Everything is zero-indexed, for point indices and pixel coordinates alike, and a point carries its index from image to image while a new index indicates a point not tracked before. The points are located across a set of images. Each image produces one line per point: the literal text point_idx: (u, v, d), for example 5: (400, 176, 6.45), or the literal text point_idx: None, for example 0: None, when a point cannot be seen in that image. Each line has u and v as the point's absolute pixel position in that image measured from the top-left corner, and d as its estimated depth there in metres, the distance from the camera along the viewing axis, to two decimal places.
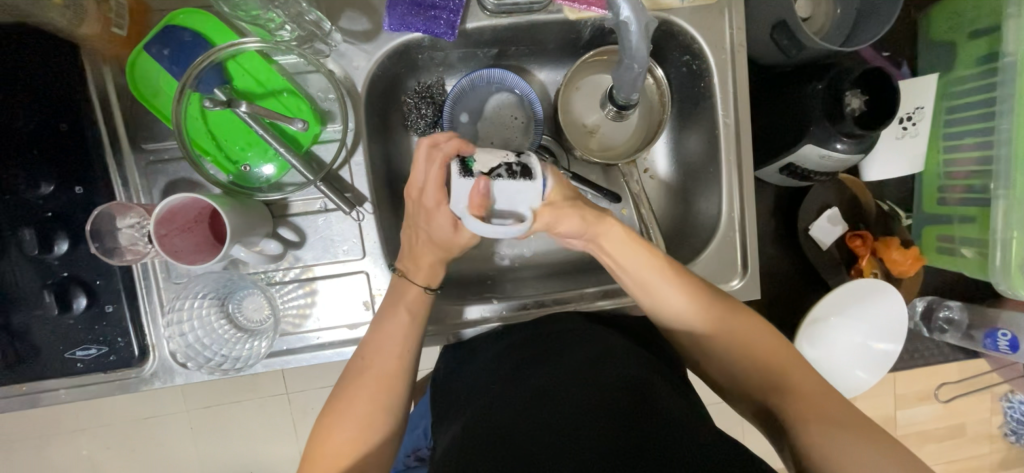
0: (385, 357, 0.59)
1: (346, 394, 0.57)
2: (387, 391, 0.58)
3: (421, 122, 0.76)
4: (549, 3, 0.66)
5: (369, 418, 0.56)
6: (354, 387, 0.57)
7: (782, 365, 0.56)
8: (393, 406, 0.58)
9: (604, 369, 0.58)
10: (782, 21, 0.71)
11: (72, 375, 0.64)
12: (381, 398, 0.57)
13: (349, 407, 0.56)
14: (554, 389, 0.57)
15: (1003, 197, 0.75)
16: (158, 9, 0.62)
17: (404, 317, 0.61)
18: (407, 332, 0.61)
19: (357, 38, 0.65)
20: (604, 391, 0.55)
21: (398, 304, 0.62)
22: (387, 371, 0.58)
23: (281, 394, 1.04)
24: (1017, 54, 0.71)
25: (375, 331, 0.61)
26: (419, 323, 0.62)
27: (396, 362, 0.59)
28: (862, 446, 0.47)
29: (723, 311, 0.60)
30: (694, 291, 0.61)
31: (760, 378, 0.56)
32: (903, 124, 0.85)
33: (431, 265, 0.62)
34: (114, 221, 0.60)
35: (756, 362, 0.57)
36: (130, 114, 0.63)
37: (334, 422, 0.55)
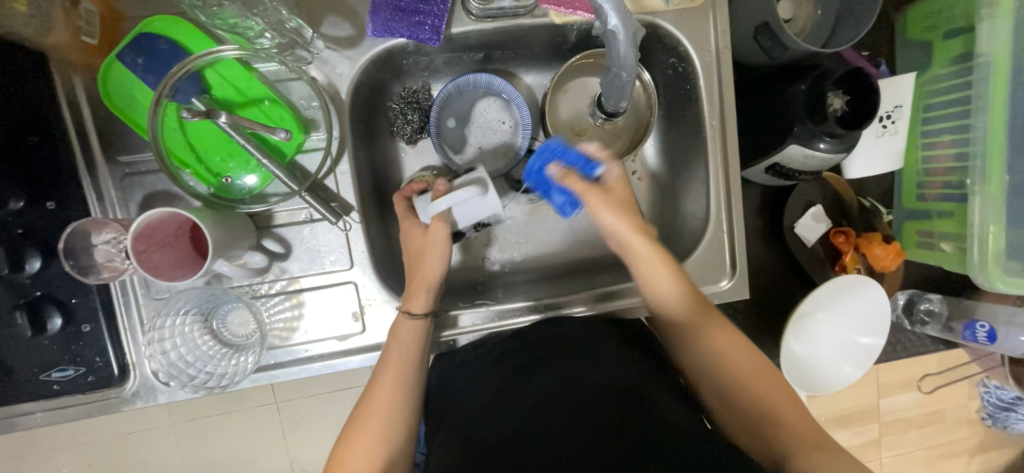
0: (389, 388, 0.59)
1: (354, 430, 0.57)
2: (391, 423, 0.57)
3: (407, 128, 0.75)
4: (535, 7, 0.65)
5: (375, 449, 0.55)
6: (363, 420, 0.57)
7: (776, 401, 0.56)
8: (399, 436, 0.57)
9: (602, 378, 0.58)
10: (766, 23, 0.72)
11: (49, 397, 0.62)
12: (383, 427, 0.57)
13: (358, 441, 0.56)
14: (553, 403, 0.56)
15: (978, 194, 0.77)
16: (132, 16, 0.60)
17: (402, 348, 0.61)
18: (411, 363, 0.61)
19: (340, 44, 0.63)
20: (604, 402, 0.55)
21: (393, 339, 0.62)
22: (393, 401, 0.58)
23: (269, 403, 1.02)
24: (992, 54, 0.73)
25: (380, 363, 0.61)
26: (415, 352, 0.62)
27: (395, 390, 0.59)
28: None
29: (718, 332, 0.61)
30: (698, 300, 0.64)
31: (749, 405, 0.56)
32: (882, 122, 0.87)
33: (421, 293, 0.63)
34: (89, 238, 0.58)
35: (749, 390, 0.57)
36: (103, 125, 0.61)
37: (344, 456, 0.55)
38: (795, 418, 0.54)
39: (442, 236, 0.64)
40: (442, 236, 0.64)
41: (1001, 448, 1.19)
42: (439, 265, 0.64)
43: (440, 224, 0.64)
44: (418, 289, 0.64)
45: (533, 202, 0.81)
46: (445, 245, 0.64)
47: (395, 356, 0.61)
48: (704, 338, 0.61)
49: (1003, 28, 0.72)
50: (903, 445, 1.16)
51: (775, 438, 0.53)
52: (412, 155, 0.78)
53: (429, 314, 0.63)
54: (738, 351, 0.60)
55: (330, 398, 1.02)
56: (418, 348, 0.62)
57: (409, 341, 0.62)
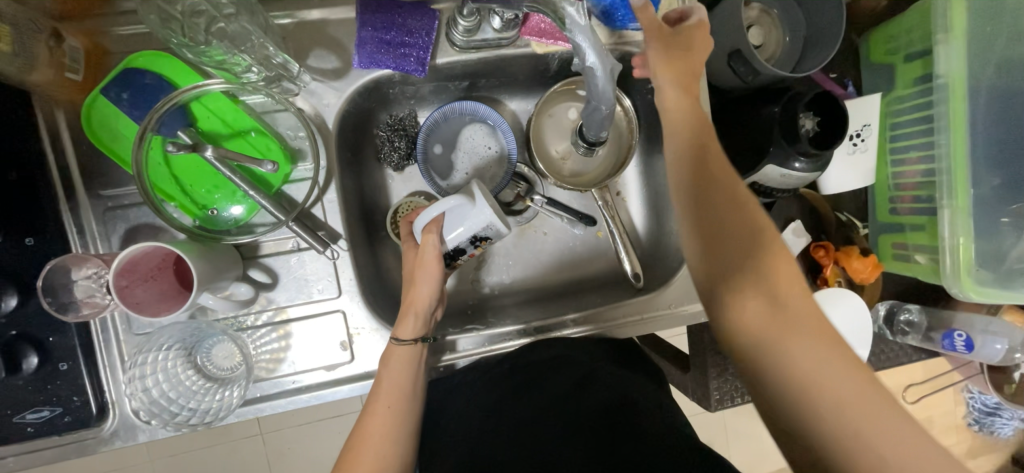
0: (381, 421, 0.57)
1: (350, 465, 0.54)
2: (383, 458, 0.55)
3: (394, 155, 0.76)
4: (517, 38, 0.67)
5: None
6: (357, 456, 0.55)
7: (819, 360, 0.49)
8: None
9: (590, 400, 0.61)
10: (738, 50, 0.75)
11: (21, 441, 0.59)
12: (381, 458, 0.55)
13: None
14: (538, 433, 0.59)
15: (947, 207, 0.80)
16: (117, 52, 0.60)
17: (393, 375, 0.61)
18: (404, 396, 0.60)
19: (326, 75, 0.65)
20: (585, 422, 0.59)
21: (383, 370, 0.61)
22: (386, 434, 0.57)
23: (254, 435, 0.99)
24: (949, 77, 0.77)
25: (371, 396, 0.60)
26: (408, 377, 0.61)
27: (389, 420, 0.58)
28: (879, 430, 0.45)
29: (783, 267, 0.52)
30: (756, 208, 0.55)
31: (785, 347, 0.49)
32: (852, 140, 0.90)
33: (409, 319, 0.63)
34: (69, 274, 0.57)
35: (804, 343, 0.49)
36: (86, 160, 0.60)
37: None
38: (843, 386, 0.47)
39: (433, 260, 0.63)
40: (433, 253, 0.62)
41: (990, 453, 1.20)
42: (431, 292, 0.63)
43: (431, 239, 0.62)
44: (407, 314, 0.63)
45: (521, 224, 0.82)
46: (437, 269, 0.63)
47: (386, 388, 0.60)
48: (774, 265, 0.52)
49: (957, 53, 0.77)
50: None
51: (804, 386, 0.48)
52: (399, 181, 0.79)
53: (420, 340, 0.63)
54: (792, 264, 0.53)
55: (318, 427, 1.00)
56: (410, 379, 0.62)
57: (402, 371, 0.61)
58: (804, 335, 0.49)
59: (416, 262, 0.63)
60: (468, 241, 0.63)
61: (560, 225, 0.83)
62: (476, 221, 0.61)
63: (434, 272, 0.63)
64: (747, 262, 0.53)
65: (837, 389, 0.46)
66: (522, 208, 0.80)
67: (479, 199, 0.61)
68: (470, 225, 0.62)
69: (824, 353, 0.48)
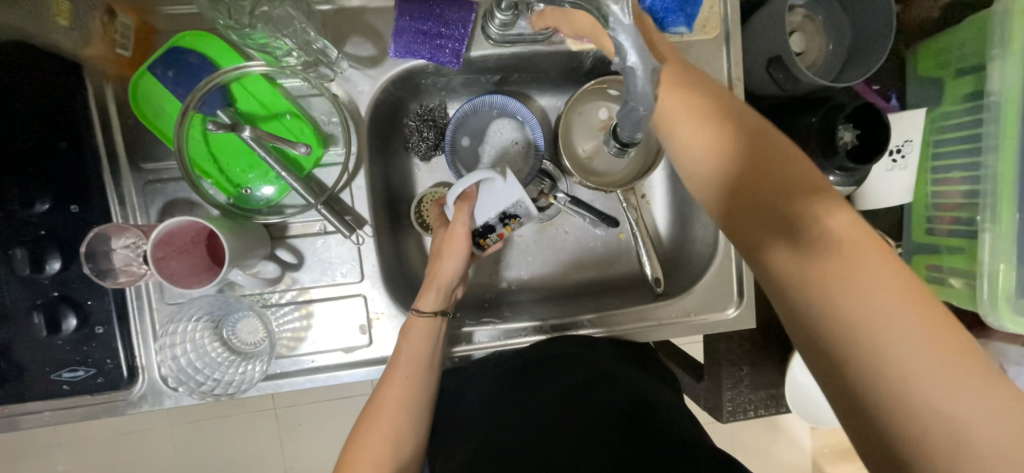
0: (396, 392, 0.60)
1: (366, 429, 0.58)
2: (396, 426, 0.59)
3: (422, 145, 0.76)
4: (552, 35, 0.67)
5: (382, 456, 0.57)
6: (372, 422, 0.59)
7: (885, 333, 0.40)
8: (409, 442, 0.59)
9: (605, 398, 0.61)
10: (777, 56, 0.73)
11: (57, 397, 0.62)
12: (394, 426, 0.59)
13: (365, 446, 0.57)
14: (555, 423, 0.58)
15: (989, 231, 0.77)
16: (165, 31, 0.62)
17: (411, 350, 0.62)
18: (421, 369, 0.62)
19: (362, 63, 0.65)
20: (602, 416, 0.58)
21: (404, 342, 0.62)
22: (399, 402, 0.60)
23: (268, 408, 1.02)
24: (1002, 94, 0.74)
25: (388, 368, 0.62)
26: (427, 352, 0.63)
27: (404, 392, 0.60)
28: (980, 413, 0.37)
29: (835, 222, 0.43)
30: (782, 163, 0.45)
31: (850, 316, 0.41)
32: (892, 156, 0.87)
33: (430, 292, 0.64)
34: (109, 242, 0.59)
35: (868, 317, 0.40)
36: (131, 134, 0.62)
37: (353, 457, 0.57)
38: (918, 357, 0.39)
39: (461, 236, 0.65)
40: (462, 232, 0.65)
41: None
42: (455, 268, 0.65)
43: (461, 216, 0.64)
44: (430, 287, 0.65)
45: (542, 221, 0.81)
46: (465, 245, 0.65)
47: (404, 360, 0.61)
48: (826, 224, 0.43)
49: (1012, 70, 0.73)
50: None
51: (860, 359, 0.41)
52: (425, 172, 0.79)
53: (441, 313, 0.64)
54: (841, 220, 0.43)
55: (329, 406, 1.03)
56: (428, 354, 0.63)
57: (420, 344, 0.62)
58: (870, 294, 0.40)
59: (444, 240, 0.66)
60: (497, 217, 0.66)
61: (582, 225, 0.83)
62: (506, 197, 0.64)
63: (462, 251, 0.65)
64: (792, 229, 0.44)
65: (912, 359, 0.39)
66: (545, 206, 0.79)
67: (509, 176, 0.63)
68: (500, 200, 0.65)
69: (901, 321, 0.39)
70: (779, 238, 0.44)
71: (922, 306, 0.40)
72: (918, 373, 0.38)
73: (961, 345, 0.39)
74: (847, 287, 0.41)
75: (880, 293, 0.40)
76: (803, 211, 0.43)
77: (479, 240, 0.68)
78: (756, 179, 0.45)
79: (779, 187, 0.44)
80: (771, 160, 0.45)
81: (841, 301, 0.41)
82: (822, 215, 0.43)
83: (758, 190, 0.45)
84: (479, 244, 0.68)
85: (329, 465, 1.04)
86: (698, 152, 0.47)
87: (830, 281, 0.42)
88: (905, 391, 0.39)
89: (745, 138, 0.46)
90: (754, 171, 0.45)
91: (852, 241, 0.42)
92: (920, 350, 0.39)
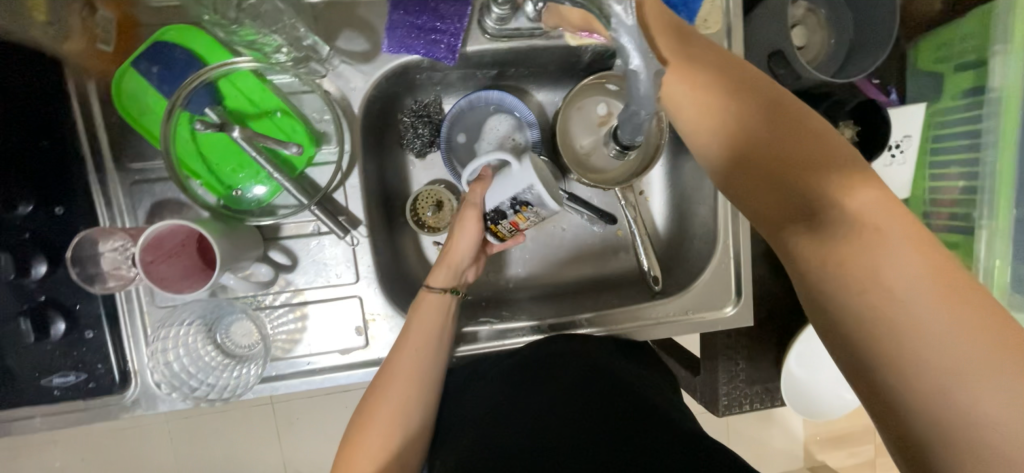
0: (409, 361, 0.60)
1: (378, 395, 0.59)
2: (410, 393, 0.59)
3: (417, 141, 0.75)
4: (550, 29, 0.65)
5: (392, 427, 0.57)
6: (381, 393, 0.59)
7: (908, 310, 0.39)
8: (416, 418, 0.59)
9: (608, 381, 0.62)
10: (780, 50, 0.72)
11: (47, 403, 0.61)
12: (403, 397, 0.59)
13: (378, 413, 0.58)
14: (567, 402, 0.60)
15: (986, 228, 0.78)
16: (146, 24, 0.58)
17: (422, 324, 0.62)
18: (433, 341, 0.63)
19: (354, 58, 0.63)
20: (610, 399, 0.60)
21: (415, 318, 0.63)
22: (413, 369, 0.60)
23: (265, 403, 1.01)
24: (1002, 90, 0.75)
25: (400, 338, 0.62)
26: (437, 329, 0.63)
27: (415, 366, 0.61)
28: (1011, 397, 0.36)
29: (863, 200, 0.42)
30: (805, 142, 0.44)
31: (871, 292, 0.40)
32: (892, 151, 0.85)
33: (441, 270, 0.65)
34: (96, 246, 0.57)
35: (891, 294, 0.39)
36: (115, 132, 0.60)
37: (363, 428, 0.57)
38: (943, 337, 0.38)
39: (473, 219, 0.65)
40: (473, 214, 0.65)
41: None
42: (468, 250, 0.66)
43: (473, 195, 0.64)
44: (442, 264, 0.66)
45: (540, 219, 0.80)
46: (477, 227, 0.65)
47: (416, 332, 0.62)
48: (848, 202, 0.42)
49: (1016, 65, 0.74)
50: None
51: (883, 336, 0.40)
52: (420, 169, 0.77)
53: (452, 290, 0.66)
54: (866, 200, 0.41)
55: (326, 400, 1.02)
56: (438, 328, 0.64)
57: (432, 318, 0.64)
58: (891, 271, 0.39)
59: (456, 222, 0.66)
60: (507, 203, 0.62)
61: (579, 222, 0.82)
62: (516, 180, 0.59)
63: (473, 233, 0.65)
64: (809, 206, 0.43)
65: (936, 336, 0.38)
66: None
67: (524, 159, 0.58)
68: (507, 180, 0.61)
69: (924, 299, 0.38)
70: (797, 223, 0.44)
71: (950, 288, 0.39)
72: (940, 356, 0.37)
73: (996, 331, 0.37)
74: (868, 269, 0.40)
75: (906, 274, 0.39)
76: (822, 192, 0.43)
77: (493, 228, 0.66)
78: (773, 152, 0.44)
79: (799, 168, 0.43)
80: (792, 133, 0.44)
81: (862, 280, 0.40)
82: (841, 195, 0.42)
83: (775, 162, 0.44)
84: (493, 230, 0.66)
85: (328, 459, 1.03)
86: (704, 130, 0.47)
87: (851, 262, 0.41)
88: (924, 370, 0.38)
89: (763, 118, 0.45)
90: (769, 147, 0.44)
91: (875, 219, 0.41)
92: (950, 334, 0.37)
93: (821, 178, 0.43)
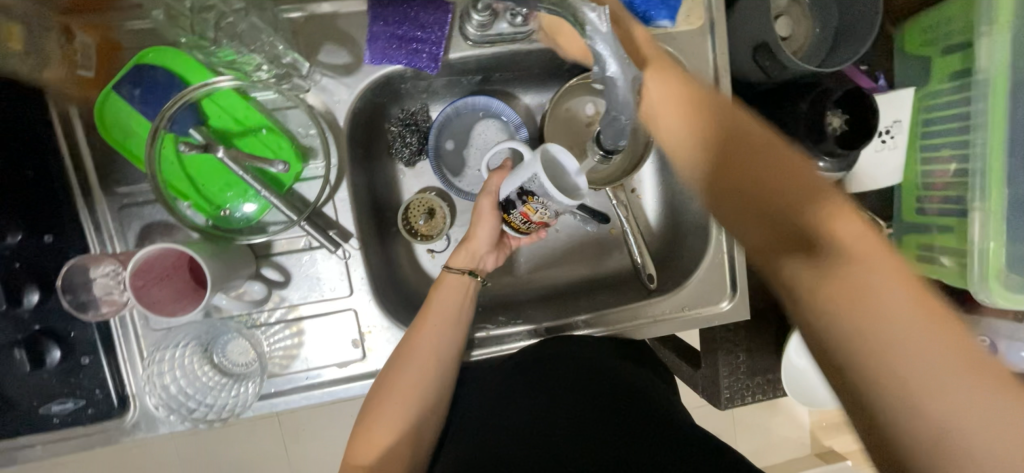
0: (428, 339, 0.62)
1: (397, 370, 0.60)
2: (430, 367, 0.61)
3: (405, 151, 0.75)
4: (531, 33, 0.65)
5: (406, 402, 0.59)
6: (400, 368, 0.60)
7: (894, 339, 0.39)
8: (432, 395, 0.61)
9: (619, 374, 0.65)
10: (764, 43, 0.71)
11: (48, 430, 0.61)
12: (420, 375, 0.60)
13: (396, 387, 0.59)
14: (581, 392, 0.63)
15: (979, 210, 0.77)
16: (127, 47, 0.58)
17: (444, 304, 0.65)
18: (452, 321, 0.64)
19: (337, 71, 0.63)
20: (621, 394, 0.62)
21: (437, 296, 0.65)
22: (433, 345, 0.62)
23: (270, 416, 1.00)
24: (991, 71, 0.73)
25: (419, 317, 0.64)
26: (456, 310, 0.65)
27: (434, 345, 0.62)
28: (999, 422, 0.37)
29: (841, 229, 0.42)
30: (790, 175, 0.44)
31: (858, 323, 0.40)
32: (881, 137, 0.86)
33: (461, 251, 0.68)
34: (87, 272, 0.57)
35: (880, 326, 0.39)
36: (101, 157, 0.60)
37: (381, 399, 0.59)
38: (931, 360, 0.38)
39: (489, 208, 0.68)
40: (489, 200, 0.68)
41: None
42: (485, 239, 0.69)
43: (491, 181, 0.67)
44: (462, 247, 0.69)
45: None
46: (494, 216, 0.68)
47: (436, 311, 0.64)
48: (832, 234, 0.42)
49: (1001, 46, 0.72)
50: None
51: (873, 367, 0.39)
52: (411, 177, 0.77)
53: (472, 272, 0.68)
54: (848, 230, 0.42)
55: (331, 410, 1.01)
56: (456, 308, 0.65)
57: (450, 299, 0.65)
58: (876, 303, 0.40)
59: (474, 211, 0.69)
60: (515, 192, 0.61)
61: (572, 223, 0.82)
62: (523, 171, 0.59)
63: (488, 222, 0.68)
64: (795, 238, 0.43)
65: (923, 367, 0.38)
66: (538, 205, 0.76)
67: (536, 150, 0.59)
68: (518, 172, 0.60)
69: (910, 332, 0.39)
70: (789, 251, 0.43)
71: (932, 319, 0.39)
72: (926, 387, 0.38)
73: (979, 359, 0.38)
74: (852, 299, 0.40)
75: (891, 306, 0.39)
76: (808, 223, 0.42)
77: (508, 219, 0.67)
78: (758, 186, 0.44)
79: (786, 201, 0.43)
80: (774, 166, 0.44)
81: (846, 310, 0.41)
82: (825, 225, 0.42)
83: (761, 196, 0.44)
84: (508, 221, 0.67)
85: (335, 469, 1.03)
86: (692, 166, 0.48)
87: (838, 291, 0.41)
88: (913, 401, 0.38)
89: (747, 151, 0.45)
90: (755, 179, 0.44)
91: (858, 249, 0.41)
92: (936, 362, 0.38)
93: (807, 211, 0.43)
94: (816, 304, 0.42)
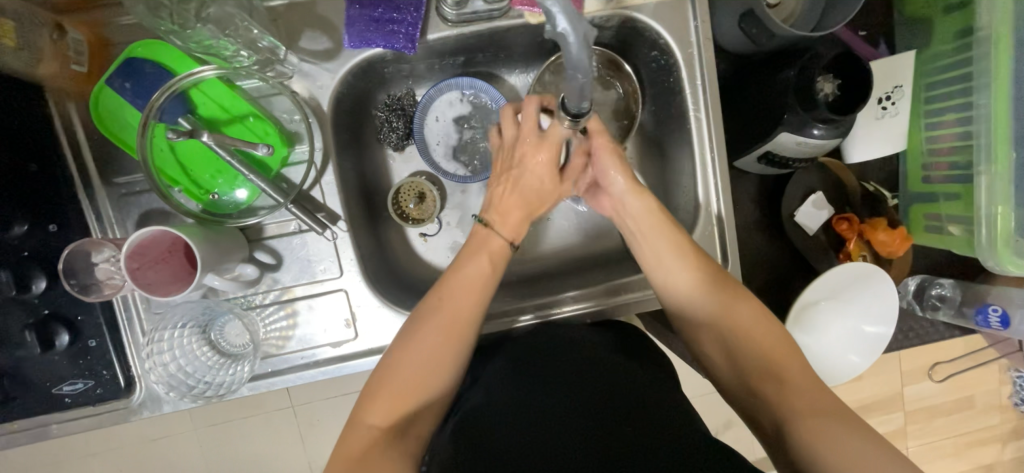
0: (456, 310, 0.59)
1: (410, 343, 0.58)
2: (449, 329, 0.58)
3: (393, 135, 0.76)
4: (509, 9, 0.65)
5: (424, 366, 0.57)
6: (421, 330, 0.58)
7: (791, 378, 0.54)
8: (444, 364, 0.58)
9: (623, 378, 0.59)
10: (750, 10, 0.70)
11: (59, 410, 0.64)
12: (443, 343, 0.58)
13: (413, 349, 0.58)
14: (585, 385, 0.57)
15: (985, 173, 0.73)
16: (120, 43, 0.62)
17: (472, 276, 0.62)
18: (477, 292, 0.61)
19: (318, 56, 0.64)
20: (624, 389, 0.57)
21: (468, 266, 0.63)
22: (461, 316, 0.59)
23: (286, 407, 1.02)
24: (992, 28, 0.70)
25: (442, 288, 0.61)
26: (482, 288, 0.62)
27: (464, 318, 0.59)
28: (870, 446, 0.47)
29: (749, 314, 0.59)
30: (724, 285, 0.62)
31: (772, 372, 0.55)
32: (881, 103, 0.83)
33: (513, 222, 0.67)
34: (90, 258, 0.60)
35: (785, 377, 0.54)
36: (98, 149, 0.63)
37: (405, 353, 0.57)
38: (817, 396, 0.52)
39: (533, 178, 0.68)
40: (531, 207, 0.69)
41: None
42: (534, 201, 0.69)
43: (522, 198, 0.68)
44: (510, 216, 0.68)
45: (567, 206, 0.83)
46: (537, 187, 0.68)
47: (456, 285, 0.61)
48: (741, 322, 0.59)
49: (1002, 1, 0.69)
50: (929, 434, 1.11)
51: (776, 397, 0.53)
52: (400, 162, 0.79)
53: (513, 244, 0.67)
54: (755, 322, 0.59)
55: (344, 400, 1.03)
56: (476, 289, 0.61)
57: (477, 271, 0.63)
58: (781, 364, 0.56)
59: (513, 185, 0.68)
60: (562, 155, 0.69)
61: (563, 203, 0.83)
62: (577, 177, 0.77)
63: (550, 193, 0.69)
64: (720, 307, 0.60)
65: (813, 401, 0.52)
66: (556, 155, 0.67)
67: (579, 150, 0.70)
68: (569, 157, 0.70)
69: (801, 380, 0.54)
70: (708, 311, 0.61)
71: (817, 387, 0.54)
72: (811, 418, 0.50)
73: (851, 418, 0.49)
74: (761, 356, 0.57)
75: (794, 370, 0.55)
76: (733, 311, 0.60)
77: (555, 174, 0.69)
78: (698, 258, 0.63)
79: (722, 298, 0.60)
80: (713, 263, 0.63)
81: (759, 358, 0.57)
82: (745, 315, 0.59)
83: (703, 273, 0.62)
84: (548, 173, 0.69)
85: None
86: (663, 247, 0.64)
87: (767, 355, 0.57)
88: (811, 431, 0.49)
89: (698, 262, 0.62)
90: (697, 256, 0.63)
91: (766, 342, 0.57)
92: (816, 405, 0.51)
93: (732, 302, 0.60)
94: (736, 357, 0.58)
